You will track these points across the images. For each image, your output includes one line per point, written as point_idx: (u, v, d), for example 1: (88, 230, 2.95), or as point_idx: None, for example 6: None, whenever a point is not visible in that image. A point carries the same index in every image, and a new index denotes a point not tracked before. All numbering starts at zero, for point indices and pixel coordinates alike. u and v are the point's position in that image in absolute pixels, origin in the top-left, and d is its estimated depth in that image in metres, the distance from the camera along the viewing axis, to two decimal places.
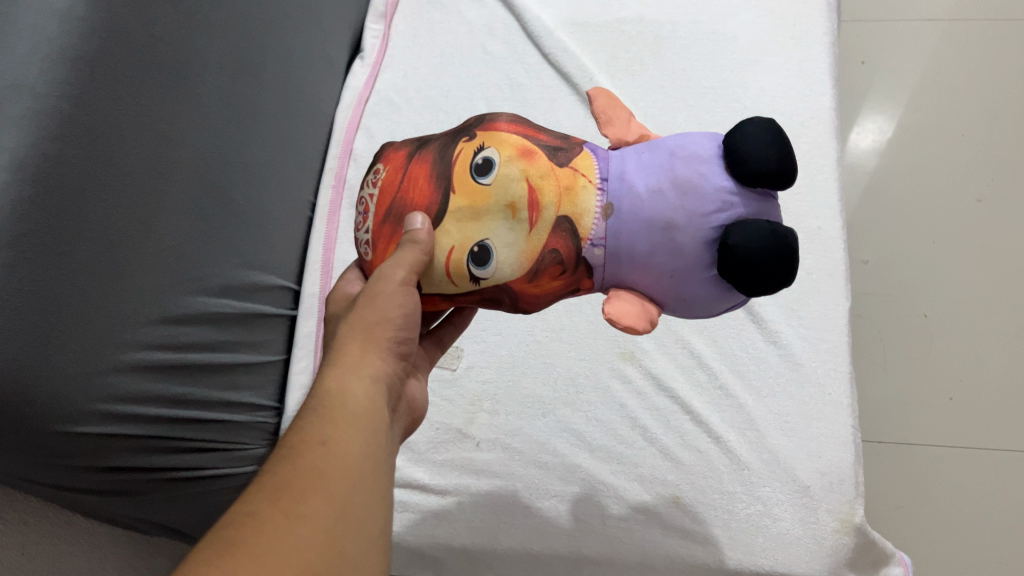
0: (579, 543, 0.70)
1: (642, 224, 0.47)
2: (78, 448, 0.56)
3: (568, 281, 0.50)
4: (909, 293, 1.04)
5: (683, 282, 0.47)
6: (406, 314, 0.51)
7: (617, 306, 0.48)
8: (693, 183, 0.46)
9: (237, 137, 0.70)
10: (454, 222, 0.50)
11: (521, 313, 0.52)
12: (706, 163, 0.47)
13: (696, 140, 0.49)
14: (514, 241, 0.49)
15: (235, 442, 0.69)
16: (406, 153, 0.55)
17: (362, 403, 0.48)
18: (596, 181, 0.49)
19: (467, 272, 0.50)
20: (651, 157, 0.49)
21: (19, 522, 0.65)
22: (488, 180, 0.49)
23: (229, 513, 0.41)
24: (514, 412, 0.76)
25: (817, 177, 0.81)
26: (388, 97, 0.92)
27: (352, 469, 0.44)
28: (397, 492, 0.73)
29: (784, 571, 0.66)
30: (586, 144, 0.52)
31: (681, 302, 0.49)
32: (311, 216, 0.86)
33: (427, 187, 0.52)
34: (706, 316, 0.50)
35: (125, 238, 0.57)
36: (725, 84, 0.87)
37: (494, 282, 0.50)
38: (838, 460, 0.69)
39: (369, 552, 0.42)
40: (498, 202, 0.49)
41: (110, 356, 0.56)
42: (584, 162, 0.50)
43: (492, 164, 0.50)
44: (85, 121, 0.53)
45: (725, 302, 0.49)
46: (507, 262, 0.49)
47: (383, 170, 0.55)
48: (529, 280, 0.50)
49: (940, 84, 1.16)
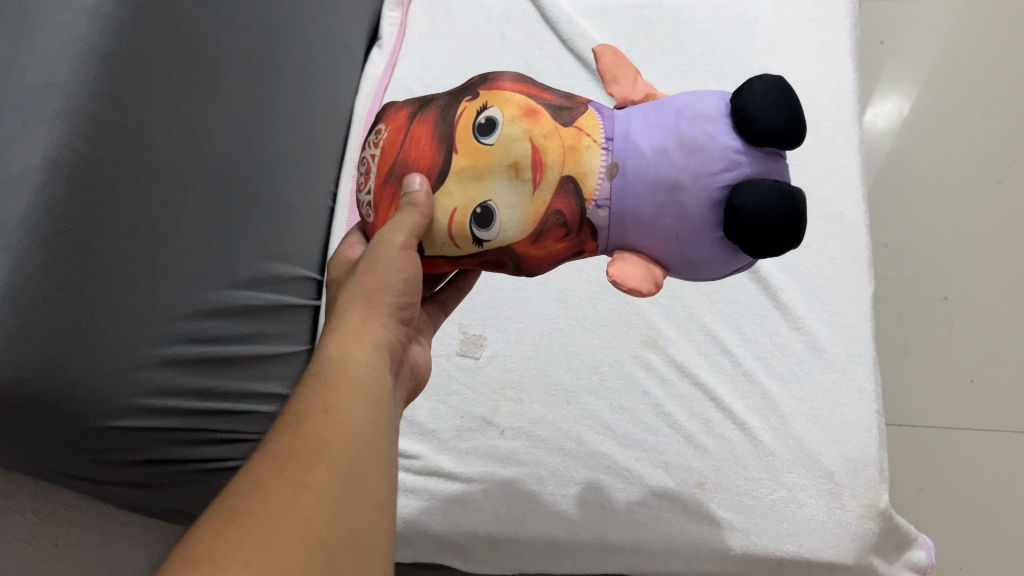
0: (605, 530, 0.70)
1: (647, 185, 0.48)
2: (113, 443, 0.57)
3: (572, 243, 0.51)
4: (930, 275, 1.04)
5: (689, 244, 0.47)
6: (406, 278, 0.51)
7: (621, 269, 0.48)
8: (699, 143, 0.46)
9: (260, 130, 0.70)
10: (456, 183, 0.50)
11: (525, 275, 0.53)
12: (712, 122, 0.47)
13: (702, 98, 0.48)
14: (517, 203, 0.49)
15: (259, 432, 0.70)
16: (409, 113, 0.54)
17: (365, 369, 0.48)
18: (601, 141, 0.49)
19: (470, 234, 0.50)
20: (657, 116, 0.49)
21: (52, 514, 0.62)
22: (491, 140, 0.49)
23: (236, 481, 0.41)
24: (538, 400, 0.76)
25: (840, 162, 0.81)
26: (407, 85, 0.92)
27: (355, 436, 0.44)
28: (422, 480, 0.74)
29: (810, 557, 0.67)
30: (591, 103, 0.52)
31: (686, 265, 0.49)
32: (332, 206, 0.86)
33: (429, 147, 0.52)
34: (712, 279, 0.50)
35: (153, 236, 0.58)
36: (746, 68, 0.86)
37: (497, 244, 0.50)
38: (863, 445, 0.69)
39: (376, 519, 0.43)
40: (500, 162, 0.49)
41: (142, 351, 0.57)
42: (588, 121, 0.50)
43: (495, 123, 0.50)
44: (115, 119, 0.54)
45: (731, 265, 0.49)
46: (510, 224, 0.49)
47: (386, 130, 0.55)
48: (532, 243, 0.50)
49: (960, 64, 1.15)
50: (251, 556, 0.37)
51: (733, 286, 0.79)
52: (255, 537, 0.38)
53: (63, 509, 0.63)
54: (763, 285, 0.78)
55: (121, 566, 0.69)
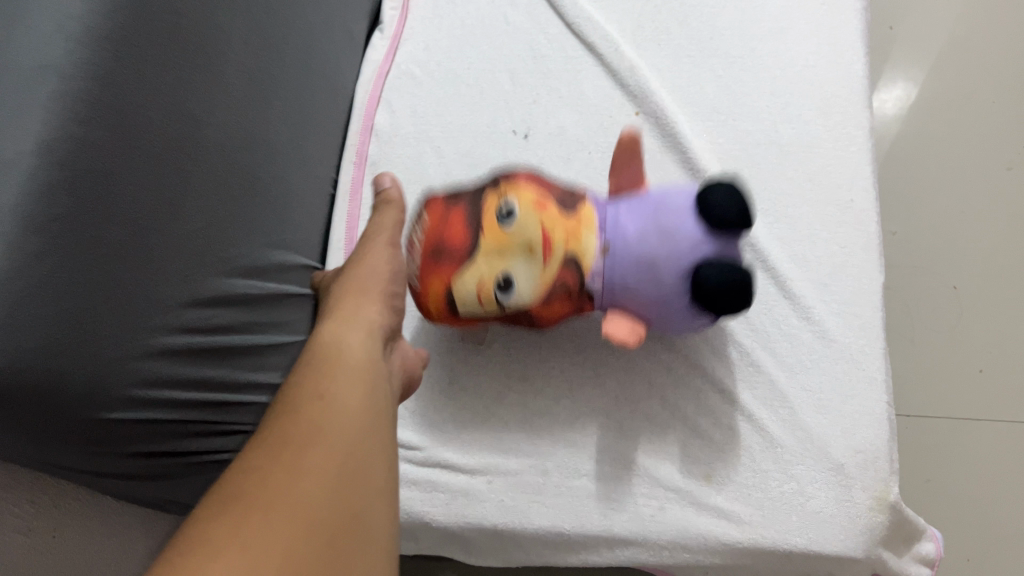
0: (610, 521, 0.69)
1: (633, 260, 0.61)
2: (112, 435, 0.56)
3: (574, 304, 0.64)
4: (939, 265, 1.03)
5: (668, 302, 0.61)
6: (393, 271, 0.62)
7: (615, 325, 0.62)
8: (673, 226, 0.60)
9: (260, 115, 0.69)
10: (485, 260, 0.62)
11: (536, 326, 0.67)
12: (683, 202, 0.58)
13: (676, 193, 0.62)
14: (532, 274, 0.61)
15: (258, 423, 0.69)
16: (444, 205, 0.66)
17: (356, 357, 0.51)
18: (597, 220, 0.62)
19: (494, 298, 0.62)
20: (639, 208, 0.63)
21: (51, 506, 0.62)
22: (512, 226, 0.61)
23: (236, 464, 0.44)
24: (542, 390, 0.75)
25: (851, 148, 0.79)
26: (408, 70, 0.90)
27: (350, 418, 0.47)
28: (426, 471, 0.73)
29: (818, 550, 0.66)
30: (590, 199, 0.66)
31: (665, 319, 0.63)
32: (333, 193, 0.84)
33: (457, 223, 0.60)
34: (686, 330, 0.64)
35: (151, 223, 0.57)
36: (755, 54, 0.84)
37: (514, 307, 0.63)
38: (873, 437, 0.68)
39: (372, 498, 0.44)
40: (519, 242, 0.61)
41: (141, 341, 0.56)
42: (587, 212, 0.64)
43: (513, 207, 0.60)
44: (110, 103, 0.53)
45: (702, 318, 0.61)
46: (526, 291, 0.62)
47: (427, 223, 0.66)
48: (542, 305, 0.63)
49: (970, 49, 1.13)
50: (248, 533, 0.39)
51: (739, 275, 0.76)
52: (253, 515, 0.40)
53: (61, 500, 0.63)
54: (771, 274, 0.75)
55: (121, 556, 0.69)
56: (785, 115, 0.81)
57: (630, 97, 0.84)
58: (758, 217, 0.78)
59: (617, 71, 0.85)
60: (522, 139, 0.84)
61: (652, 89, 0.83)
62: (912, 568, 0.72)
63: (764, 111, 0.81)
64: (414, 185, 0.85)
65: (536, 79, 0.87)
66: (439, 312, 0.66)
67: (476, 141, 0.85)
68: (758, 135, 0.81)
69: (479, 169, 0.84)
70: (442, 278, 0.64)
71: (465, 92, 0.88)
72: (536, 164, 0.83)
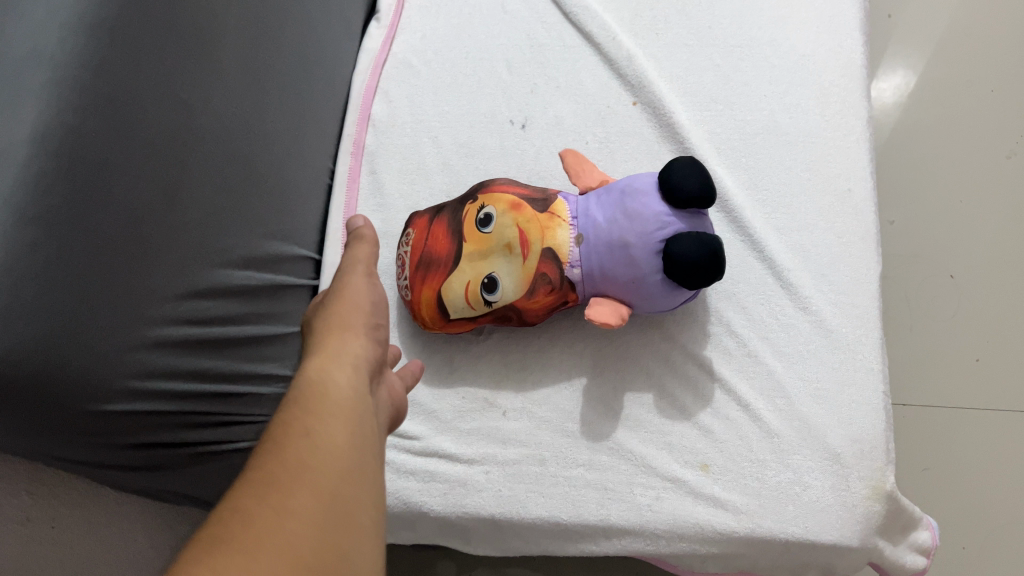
0: (608, 511, 0.69)
1: (605, 247, 0.66)
2: (108, 425, 0.56)
3: (558, 296, 0.70)
4: (938, 254, 1.03)
5: (645, 289, 0.66)
6: (373, 302, 0.55)
7: (597, 308, 0.67)
8: (637, 212, 0.65)
9: (257, 105, 0.69)
10: (468, 264, 0.71)
11: (526, 324, 0.73)
12: (646, 196, 0.66)
13: (639, 179, 0.68)
14: (513, 271, 0.69)
15: (258, 414, 0.69)
16: (428, 218, 0.75)
17: (343, 394, 0.47)
18: (568, 221, 0.69)
19: (481, 297, 0.70)
20: (609, 197, 0.68)
21: (48, 495, 0.63)
22: (489, 230, 0.70)
23: (215, 514, 0.40)
24: (540, 380, 0.75)
25: (849, 138, 0.78)
26: (405, 59, 0.90)
27: (338, 462, 0.43)
28: (423, 462, 0.73)
29: (815, 539, 0.66)
30: (560, 196, 0.72)
31: (645, 300, 0.67)
32: (330, 183, 0.84)
33: (447, 241, 0.73)
34: (667, 309, 0.69)
35: (148, 213, 0.57)
36: (754, 42, 0.83)
37: (502, 303, 0.70)
38: (870, 427, 0.68)
39: (362, 545, 0.41)
40: (498, 244, 0.70)
41: (138, 332, 0.57)
42: (559, 208, 0.70)
43: (491, 218, 0.70)
44: (105, 92, 0.54)
45: (676, 298, 0.67)
46: (509, 288, 0.69)
47: (413, 234, 0.75)
48: (527, 299, 0.70)
49: (971, 38, 1.12)
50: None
51: (738, 265, 0.76)
52: (238, 565, 0.36)
53: (60, 490, 0.63)
54: (770, 265, 0.75)
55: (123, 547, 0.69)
56: (783, 104, 0.80)
57: (628, 87, 0.84)
58: (755, 207, 0.78)
59: (615, 60, 0.84)
60: (520, 129, 0.84)
61: (650, 78, 0.83)
62: (909, 557, 0.72)
63: (762, 100, 0.81)
64: (412, 175, 0.84)
65: (534, 68, 0.87)
66: (432, 317, 0.74)
67: (474, 131, 0.85)
68: (756, 124, 0.80)
69: (477, 159, 0.83)
70: (435, 286, 0.73)
71: (462, 82, 0.87)
72: (533, 154, 0.82)
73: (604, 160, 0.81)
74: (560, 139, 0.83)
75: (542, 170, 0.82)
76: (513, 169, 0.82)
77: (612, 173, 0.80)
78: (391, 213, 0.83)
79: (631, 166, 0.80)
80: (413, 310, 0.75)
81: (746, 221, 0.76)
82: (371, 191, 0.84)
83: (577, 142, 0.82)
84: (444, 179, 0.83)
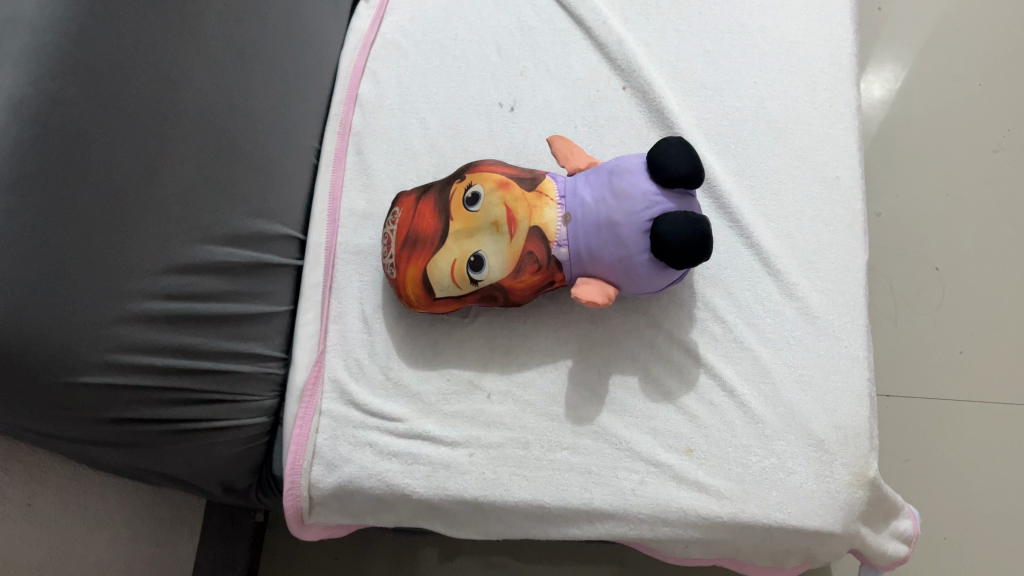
0: (590, 495, 0.69)
1: (593, 226, 0.66)
2: (87, 400, 0.57)
3: (544, 276, 0.70)
4: (922, 246, 1.03)
5: (632, 269, 0.65)
6: None
7: (583, 287, 0.66)
8: (625, 191, 0.65)
9: (244, 81, 0.69)
10: (455, 242, 0.70)
11: (512, 304, 0.72)
12: (634, 175, 0.65)
13: (627, 159, 0.67)
14: (499, 249, 0.69)
15: (240, 393, 0.70)
16: (415, 197, 0.75)
17: None
18: (557, 200, 0.69)
19: (468, 276, 0.70)
20: (596, 176, 0.68)
21: (27, 474, 0.63)
22: (477, 208, 0.70)
23: None
24: (525, 363, 0.74)
25: (838, 126, 0.78)
26: (394, 40, 0.89)
27: None
28: (407, 444, 0.72)
29: (797, 525, 0.66)
30: (549, 175, 0.72)
31: (631, 281, 0.67)
32: (317, 162, 0.83)
33: (433, 219, 0.72)
34: (653, 290, 0.68)
35: (128, 187, 0.59)
36: (744, 29, 0.83)
37: (488, 282, 0.70)
38: (854, 414, 0.69)
39: None
40: (485, 222, 0.69)
41: (115, 305, 0.58)
42: (547, 186, 0.70)
43: (478, 196, 0.70)
44: (84, 59, 0.56)
45: (663, 278, 0.67)
46: (496, 266, 0.69)
47: (399, 212, 0.75)
48: (514, 278, 0.69)
49: (959, 32, 1.12)
50: None
51: (725, 250, 0.76)
52: None
53: (35, 469, 0.64)
54: (757, 251, 0.75)
55: (85, 523, 0.70)
56: (772, 92, 0.80)
57: (618, 71, 0.83)
58: (743, 193, 0.77)
59: (605, 45, 0.84)
60: (509, 112, 0.83)
61: (640, 63, 0.82)
62: (891, 544, 0.73)
63: (752, 86, 0.80)
64: (399, 157, 0.83)
65: (524, 52, 0.86)
66: (417, 297, 0.73)
67: (463, 113, 0.84)
68: (744, 111, 0.80)
69: (464, 141, 0.83)
70: (420, 264, 0.72)
71: (451, 64, 0.86)
72: (522, 137, 0.82)
73: (593, 145, 0.81)
74: (549, 122, 0.82)
75: (531, 153, 0.81)
76: (502, 152, 0.82)
77: (601, 157, 0.80)
78: (378, 194, 0.81)
79: (621, 150, 0.80)
80: (398, 290, 0.75)
81: (733, 208, 0.76)
82: (357, 171, 0.83)
83: (567, 126, 0.82)
84: (432, 161, 0.82)
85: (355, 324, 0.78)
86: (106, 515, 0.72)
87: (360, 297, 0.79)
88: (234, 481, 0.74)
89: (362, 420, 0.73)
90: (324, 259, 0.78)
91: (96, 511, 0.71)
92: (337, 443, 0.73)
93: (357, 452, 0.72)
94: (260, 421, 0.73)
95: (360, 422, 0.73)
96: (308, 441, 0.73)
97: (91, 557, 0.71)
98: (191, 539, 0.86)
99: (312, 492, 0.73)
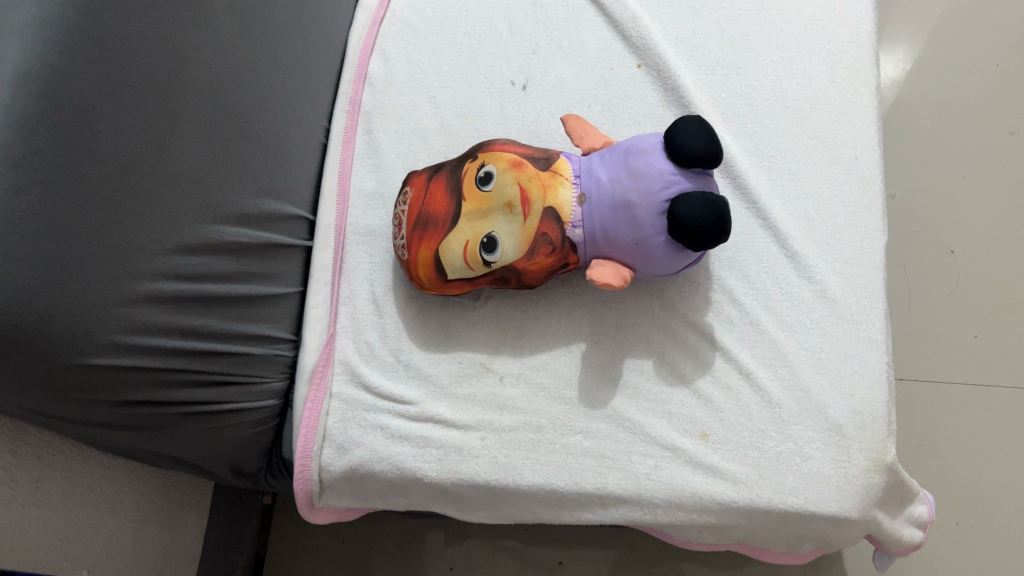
0: (605, 479, 0.68)
1: (609, 206, 0.65)
2: (96, 381, 0.57)
3: (558, 257, 0.69)
4: (937, 228, 1.02)
5: (649, 250, 0.64)
6: None
7: (598, 270, 0.65)
8: (642, 171, 0.63)
9: (253, 56, 0.68)
10: (467, 222, 0.69)
11: (524, 286, 0.71)
12: (652, 154, 0.64)
13: (643, 138, 0.66)
14: (513, 231, 0.67)
15: (249, 375, 0.69)
16: (426, 177, 0.74)
17: None
18: (571, 180, 0.68)
19: (480, 257, 0.69)
20: (612, 156, 0.67)
21: (34, 456, 0.62)
22: (489, 188, 0.68)
23: None
24: (537, 346, 0.73)
25: (856, 106, 0.77)
26: (404, 17, 0.87)
27: None
28: (418, 427, 0.71)
29: (813, 510, 0.65)
30: (562, 155, 0.70)
31: (647, 263, 0.66)
32: (325, 142, 0.81)
33: (444, 199, 0.71)
34: (669, 271, 0.67)
35: (136, 165, 0.58)
36: (761, 6, 0.81)
37: (501, 264, 0.69)
38: (872, 398, 0.68)
39: None
40: (497, 202, 0.68)
41: (124, 285, 0.57)
42: (561, 167, 0.68)
43: (491, 176, 0.68)
44: (93, 33, 0.55)
45: (679, 260, 0.66)
46: (509, 248, 0.68)
47: (410, 191, 0.74)
48: (527, 260, 0.68)
49: (974, 11, 1.10)
50: None
51: (741, 232, 0.75)
52: None
53: (43, 451, 0.63)
54: (773, 233, 0.74)
55: (92, 504, 0.69)
56: (790, 70, 0.78)
57: (632, 49, 0.82)
58: (761, 173, 0.76)
59: (619, 22, 0.82)
60: (521, 90, 0.82)
61: (654, 40, 0.80)
62: (906, 530, 0.72)
63: (769, 64, 0.79)
64: (409, 136, 0.82)
65: (536, 29, 0.84)
66: (429, 279, 0.72)
67: (474, 92, 0.82)
68: (762, 90, 0.78)
69: (475, 120, 0.81)
70: (432, 245, 0.71)
71: (461, 41, 0.85)
72: (534, 116, 0.80)
73: (607, 124, 0.79)
74: (562, 101, 0.81)
75: (543, 133, 0.80)
76: (513, 131, 0.80)
77: (614, 137, 0.79)
78: (387, 174, 0.80)
79: (635, 130, 0.79)
80: (409, 271, 0.73)
81: (750, 189, 0.75)
82: (367, 151, 0.81)
83: (579, 105, 0.80)
84: (442, 141, 0.81)
85: (364, 306, 0.76)
86: (115, 498, 0.72)
87: (370, 279, 0.77)
88: (243, 464, 0.73)
89: (372, 403, 0.73)
90: (334, 240, 0.77)
91: (104, 493, 0.70)
92: (348, 426, 0.72)
93: (368, 435, 0.71)
94: (269, 404, 0.72)
95: (371, 406, 0.72)
96: (318, 424, 0.72)
97: (98, 539, 0.71)
98: (198, 523, 0.85)
99: (322, 476, 0.72)
